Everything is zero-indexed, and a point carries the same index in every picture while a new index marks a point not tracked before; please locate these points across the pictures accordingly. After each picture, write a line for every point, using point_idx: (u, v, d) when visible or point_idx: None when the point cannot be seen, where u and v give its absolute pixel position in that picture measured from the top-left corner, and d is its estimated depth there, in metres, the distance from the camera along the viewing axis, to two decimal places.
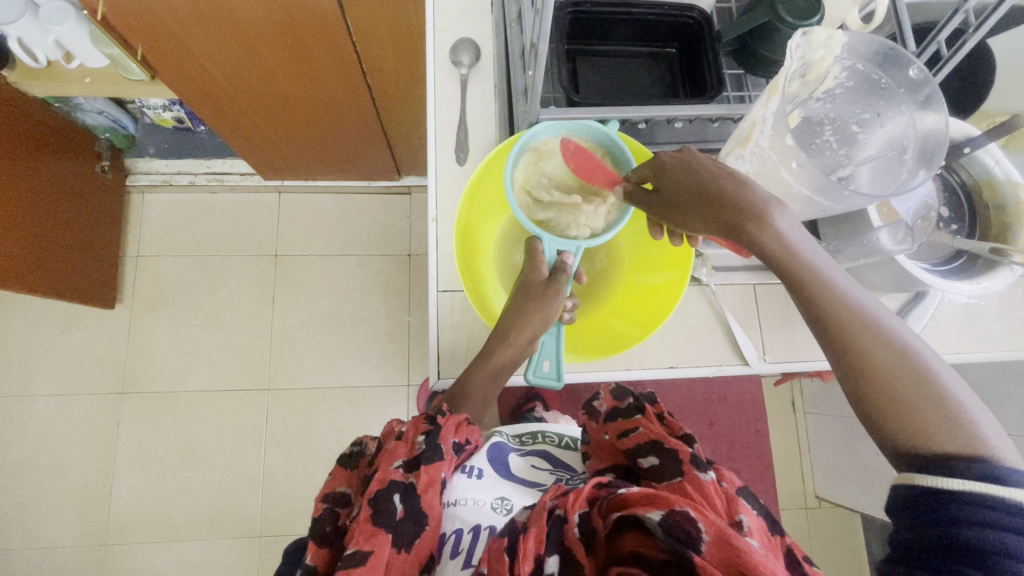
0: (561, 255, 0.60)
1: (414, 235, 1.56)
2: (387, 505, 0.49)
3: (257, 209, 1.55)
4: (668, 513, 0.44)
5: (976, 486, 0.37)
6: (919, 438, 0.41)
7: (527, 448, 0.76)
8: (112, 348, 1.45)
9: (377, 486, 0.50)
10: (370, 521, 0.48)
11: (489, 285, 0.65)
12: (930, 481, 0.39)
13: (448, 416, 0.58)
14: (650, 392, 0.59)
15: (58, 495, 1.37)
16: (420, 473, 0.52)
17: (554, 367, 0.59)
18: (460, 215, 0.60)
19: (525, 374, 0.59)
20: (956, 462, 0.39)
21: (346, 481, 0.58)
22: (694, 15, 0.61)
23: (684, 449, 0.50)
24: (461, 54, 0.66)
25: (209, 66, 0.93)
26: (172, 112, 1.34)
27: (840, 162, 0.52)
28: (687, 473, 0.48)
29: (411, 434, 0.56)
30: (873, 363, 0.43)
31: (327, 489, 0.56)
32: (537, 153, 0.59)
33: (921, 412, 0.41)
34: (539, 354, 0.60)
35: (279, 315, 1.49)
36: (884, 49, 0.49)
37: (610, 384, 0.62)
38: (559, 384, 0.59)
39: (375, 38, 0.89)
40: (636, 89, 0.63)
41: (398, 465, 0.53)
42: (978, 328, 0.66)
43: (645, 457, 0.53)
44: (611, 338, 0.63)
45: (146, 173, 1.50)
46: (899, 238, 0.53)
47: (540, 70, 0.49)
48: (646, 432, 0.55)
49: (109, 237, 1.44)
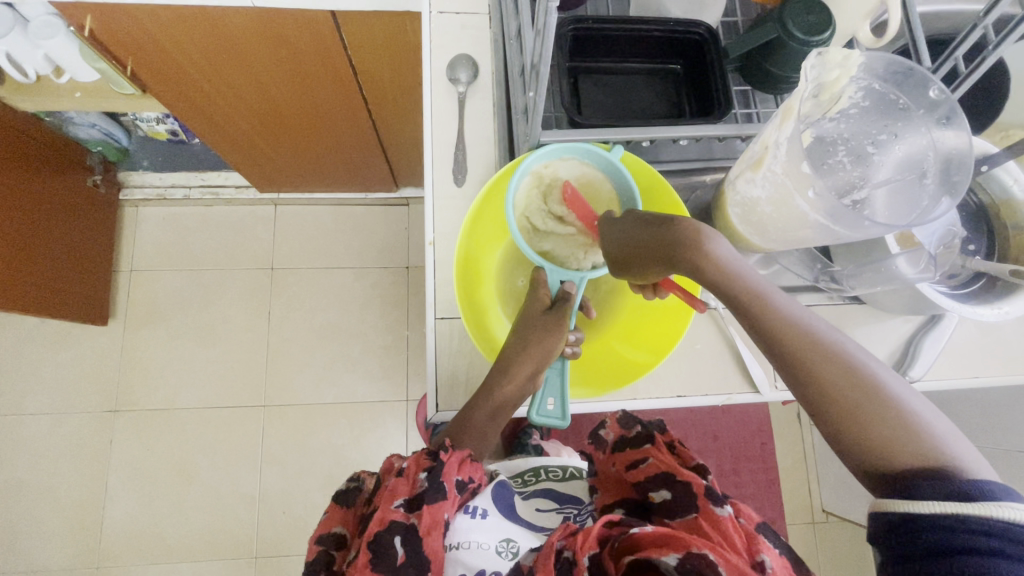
0: (564, 285, 0.59)
1: (412, 247, 1.54)
2: (388, 550, 0.48)
3: (252, 221, 1.52)
4: (686, 556, 0.42)
5: (951, 506, 0.35)
6: (885, 458, 0.39)
7: (530, 488, 0.74)
8: (105, 364, 1.42)
9: (377, 528, 0.49)
10: (369, 567, 0.47)
11: (491, 314, 0.63)
12: (904, 506, 0.36)
13: (450, 451, 0.55)
14: (659, 418, 0.56)
15: (50, 517, 1.34)
16: (423, 515, 0.50)
17: (559, 406, 0.57)
18: (461, 239, 0.58)
19: (528, 413, 0.56)
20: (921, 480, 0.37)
21: (341, 521, 0.56)
22: (700, 32, 0.58)
23: (698, 481, 0.48)
24: (459, 71, 0.64)
25: (201, 80, 0.91)
26: (165, 125, 1.31)
27: (854, 184, 0.50)
28: (702, 508, 0.46)
29: (412, 470, 0.53)
30: (824, 386, 0.40)
31: (321, 530, 0.55)
32: (540, 179, 0.58)
33: (877, 429, 0.39)
34: (543, 393, 0.57)
35: (276, 329, 1.47)
36: (901, 68, 0.47)
37: (617, 412, 0.59)
38: (565, 424, 0.56)
39: (370, 52, 0.87)
40: (640, 107, 0.61)
41: (398, 505, 0.51)
42: (998, 351, 0.64)
43: (656, 489, 0.51)
44: (620, 367, 0.61)
45: (140, 186, 1.48)
46: (922, 267, 0.51)
47: (542, 92, 0.47)
48: (656, 463, 0.52)
49: (102, 251, 1.41)
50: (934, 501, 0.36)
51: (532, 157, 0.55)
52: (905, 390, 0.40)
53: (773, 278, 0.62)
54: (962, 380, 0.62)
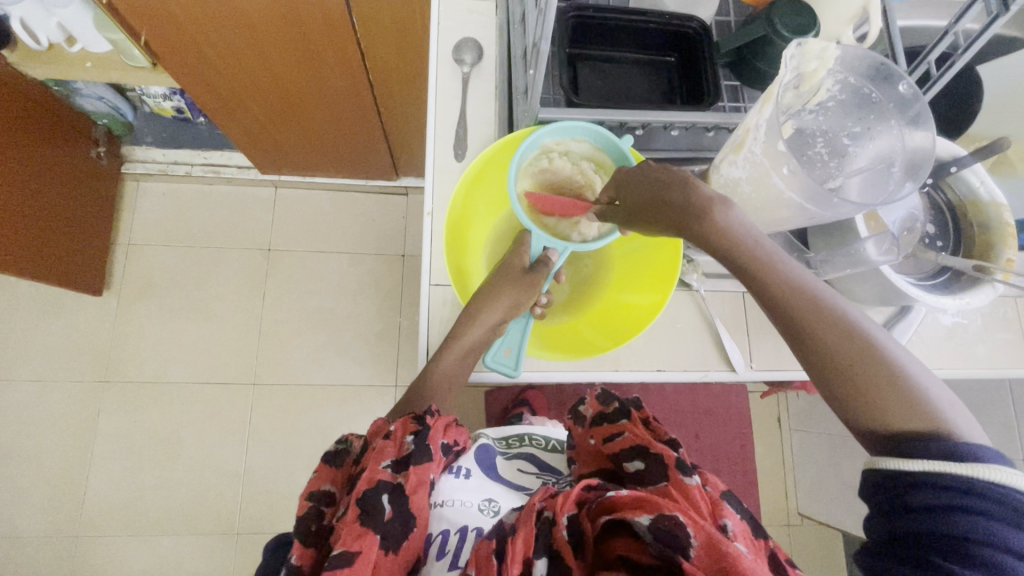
0: (546, 251, 0.64)
1: (409, 236, 1.56)
2: (376, 506, 0.48)
3: (253, 202, 1.54)
4: (656, 517, 0.43)
5: (930, 465, 0.39)
6: (883, 421, 0.42)
7: (513, 451, 0.76)
8: (97, 334, 1.43)
9: (366, 486, 0.49)
10: (358, 522, 0.47)
11: (472, 262, 0.67)
12: (887, 466, 0.41)
13: (436, 418, 0.58)
14: (636, 396, 0.58)
15: (32, 484, 1.34)
16: (409, 474, 0.51)
17: (513, 356, 0.60)
18: (462, 187, 0.60)
19: (483, 356, 0.60)
20: (916, 442, 0.40)
21: (331, 480, 0.55)
22: (694, 26, 0.62)
23: (669, 453, 0.49)
24: (464, 53, 0.68)
25: (212, 56, 0.93)
26: (172, 102, 1.34)
27: (830, 173, 0.53)
28: (671, 477, 0.48)
29: (399, 434, 0.55)
30: (830, 351, 0.44)
31: (311, 486, 0.54)
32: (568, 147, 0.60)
33: (869, 393, 0.42)
34: (503, 342, 0.61)
35: (269, 309, 1.48)
36: (876, 64, 0.51)
37: (593, 389, 0.60)
38: (516, 374, 0.60)
39: (382, 37, 0.90)
40: (635, 96, 0.64)
41: (386, 466, 0.51)
42: (960, 345, 0.67)
43: (630, 461, 0.53)
44: (578, 343, 0.63)
45: (143, 161, 1.49)
46: (885, 249, 0.53)
47: (540, 70, 0.50)
48: (631, 437, 0.53)
49: (100, 223, 1.43)
50: (916, 462, 0.39)
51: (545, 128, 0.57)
52: (916, 363, 0.43)
53: None
54: (928, 369, 0.66)
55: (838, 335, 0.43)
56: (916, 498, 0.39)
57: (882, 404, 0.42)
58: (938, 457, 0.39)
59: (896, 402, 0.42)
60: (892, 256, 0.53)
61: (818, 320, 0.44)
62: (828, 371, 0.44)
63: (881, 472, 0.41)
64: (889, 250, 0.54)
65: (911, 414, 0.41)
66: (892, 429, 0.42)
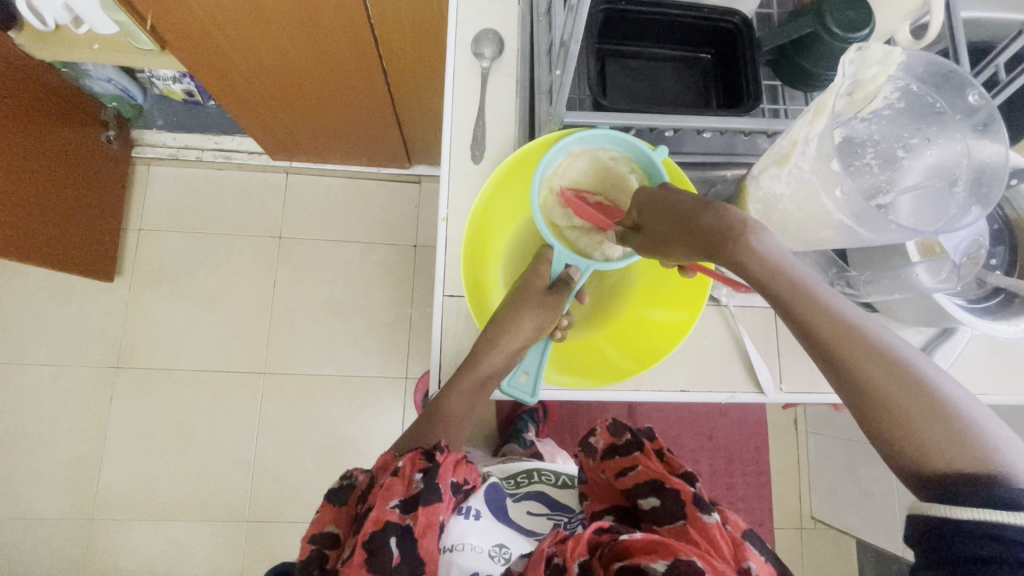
0: (568, 269, 0.60)
1: (421, 225, 1.53)
2: (382, 550, 0.46)
3: (263, 188, 1.52)
4: (673, 563, 0.42)
5: (985, 514, 0.35)
6: (928, 461, 0.38)
7: (522, 491, 0.75)
8: (110, 320, 1.43)
9: (373, 527, 0.47)
10: (365, 567, 0.45)
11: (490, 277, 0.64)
12: (930, 511, 0.37)
13: (446, 453, 0.55)
14: (647, 427, 0.57)
15: (47, 467, 1.36)
16: (418, 515, 0.49)
17: (530, 381, 0.57)
18: (481, 200, 0.57)
19: (500, 381, 0.57)
20: (966, 487, 0.37)
21: (335, 520, 0.53)
22: (734, 20, 0.57)
23: (686, 488, 0.49)
24: (484, 45, 0.63)
25: (221, 40, 0.89)
26: (182, 84, 1.30)
27: (880, 187, 0.49)
28: (689, 515, 0.47)
29: (408, 470, 0.53)
30: (870, 384, 0.40)
31: (315, 528, 0.52)
32: (596, 159, 0.56)
33: (915, 428, 0.39)
34: (519, 366, 0.58)
35: (280, 297, 1.47)
36: (942, 70, 0.46)
37: (606, 419, 0.60)
38: (532, 400, 0.57)
39: (396, 22, 0.86)
40: (665, 96, 0.59)
41: (394, 506, 0.49)
42: (1007, 369, 0.63)
43: (645, 497, 0.52)
44: (600, 365, 0.59)
45: (153, 145, 1.46)
46: (942, 277, 0.50)
47: (568, 72, 0.46)
48: (644, 470, 0.53)
49: (111, 207, 1.41)
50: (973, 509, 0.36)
51: (571, 138, 0.53)
52: (965, 398, 0.39)
53: None
54: (970, 395, 0.62)
55: (880, 365, 0.39)
56: (965, 548, 0.35)
57: (929, 440, 0.38)
58: (992, 503, 0.36)
59: (945, 439, 0.38)
60: (953, 284, 0.50)
61: (861, 346, 0.40)
62: (867, 405, 0.40)
63: (925, 519, 0.37)
64: (949, 277, 0.50)
65: (962, 454, 0.37)
66: (940, 470, 0.38)
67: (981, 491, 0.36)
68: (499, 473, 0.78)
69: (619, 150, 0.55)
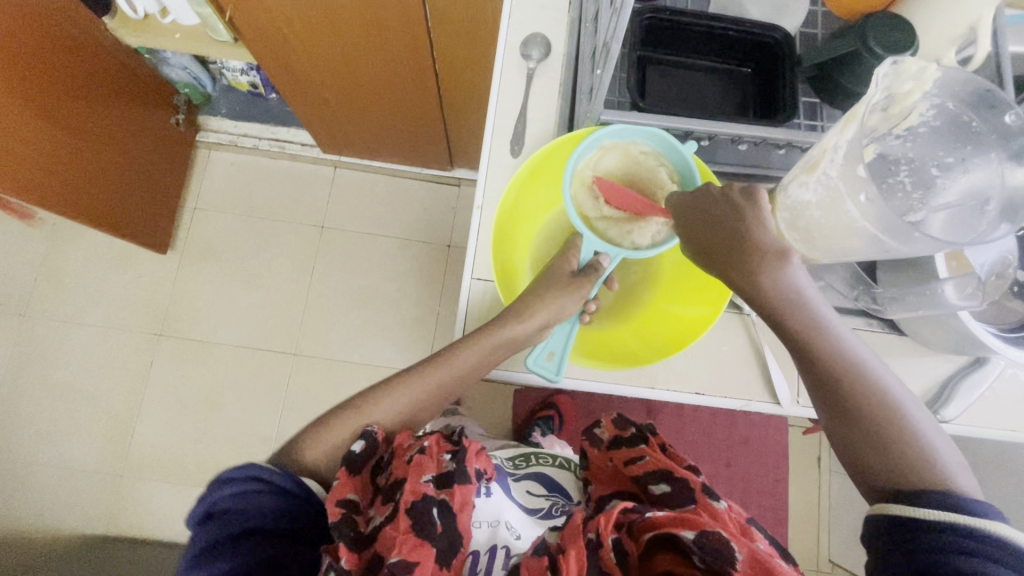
0: (597, 256, 0.62)
1: (456, 226, 1.57)
2: (426, 520, 0.48)
3: (312, 179, 1.60)
4: (700, 532, 0.43)
5: (941, 514, 0.40)
6: (889, 473, 0.44)
7: (521, 471, 0.77)
8: (159, 290, 1.52)
9: (412, 497, 0.49)
10: (412, 532, 0.47)
11: (519, 263, 0.66)
12: (893, 510, 0.42)
13: (472, 439, 0.57)
14: (651, 422, 0.58)
15: (87, 422, 1.44)
16: (454, 492, 0.50)
17: (556, 362, 0.59)
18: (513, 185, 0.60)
19: (526, 357, 0.59)
20: (924, 494, 0.42)
21: (356, 488, 0.52)
22: (777, 36, 0.59)
23: (695, 478, 0.50)
24: (531, 48, 0.67)
25: (289, 35, 0.96)
26: (249, 77, 1.40)
27: (912, 205, 0.48)
28: (699, 501, 0.48)
29: (435, 450, 0.54)
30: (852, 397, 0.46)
31: (339, 492, 0.51)
32: (628, 152, 0.58)
33: (882, 440, 0.45)
34: (546, 345, 0.59)
35: (316, 284, 1.53)
36: (980, 90, 0.46)
37: (613, 413, 0.61)
38: (556, 379, 0.58)
39: (451, 27, 0.91)
40: (703, 105, 0.61)
41: (428, 481, 0.51)
42: None
43: (655, 483, 0.52)
44: (625, 354, 0.60)
45: (216, 131, 1.57)
46: (967, 293, 0.50)
47: (609, 70, 0.48)
48: (652, 461, 0.54)
49: (173, 186, 1.52)
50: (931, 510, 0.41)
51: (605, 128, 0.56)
52: (928, 426, 0.46)
53: None
54: (998, 429, 0.60)
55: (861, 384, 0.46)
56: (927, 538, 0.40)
57: (892, 451, 0.45)
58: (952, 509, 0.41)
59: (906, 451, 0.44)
60: (977, 301, 0.49)
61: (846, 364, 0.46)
62: (848, 416, 0.46)
63: (888, 516, 0.42)
64: (974, 293, 0.50)
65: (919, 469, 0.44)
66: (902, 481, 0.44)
67: (939, 499, 0.42)
68: (500, 453, 0.81)
69: (651, 144, 0.57)
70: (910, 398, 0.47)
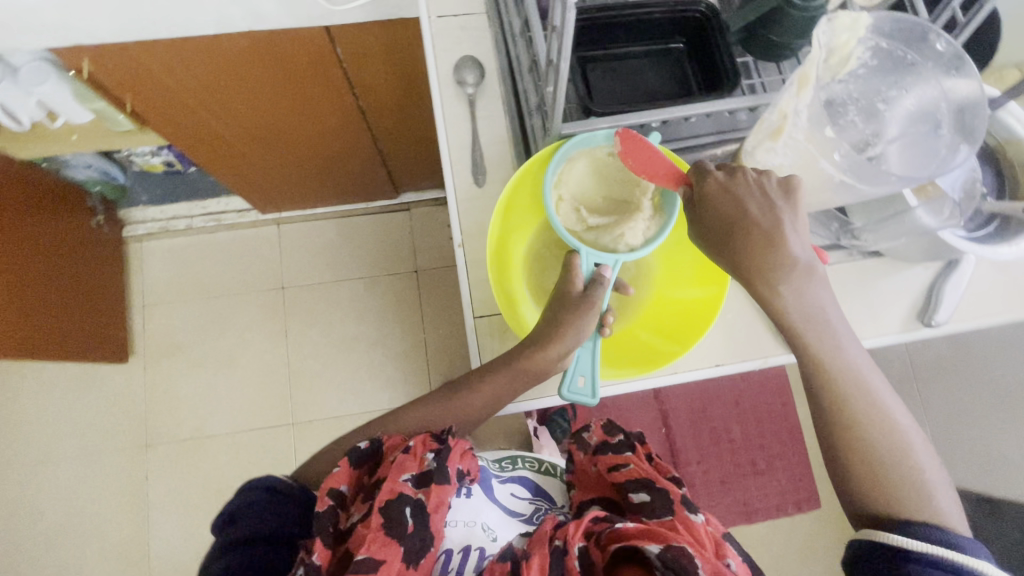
0: (599, 268, 0.56)
1: (419, 250, 1.54)
2: (399, 518, 0.50)
3: (259, 243, 1.53)
4: (666, 547, 0.44)
5: (921, 546, 0.48)
6: (883, 500, 0.51)
7: (508, 473, 0.80)
8: (131, 400, 1.43)
9: (389, 496, 0.51)
10: (382, 530, 0.49)
11: (523, 299, 0.63)
12: (879, 538, 0.50)
13: (456, 440, 0.59)
14: (638, 430, 0.61)
15: (95, 556, 1.35)
16: (430, 492, 0.53)
17: (588, 383, 0.57)
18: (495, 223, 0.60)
19: (561, 388, 0.57)
20: (912, 526, 0.50)
21: (348, 480, 0.54)
22: (701, 8, 0.60)
23: (676, 490, 0.52)
24: (465, 72, 0.65)
25: (200, 109, 0.91)
26: (162, 156, 1.24)
27: (868, 141, 0.51)
28: (677, 513, 0.50)
29: (420, 449, 0.56)
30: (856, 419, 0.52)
31: (333, 482, 0.53)
32: (595, 159, 0.58)
33: (882, 467, 0.52)
34: (574, 370, 0.57)
35: (294, 347, 1.48)
36: (908, 25, 0.50)
37: (600, 418, 0.63)
38: (594, 401, 0.56)
39: (369, 63, 0.87)
40: (648, 90, 0.62)
41: (407, 480, 0.53)
42: (1016, 287, 0.65)
43: (635, 492, 0.55)
44: (644, 351, 0.61)
45: (142, 221, 1.48)
46: (946, 215, 0.53)
47: (560, 87, 0.48)
48: (635, 470, 0.57)
49: (114, 290, 1.42)
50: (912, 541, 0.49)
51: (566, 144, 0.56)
52: (917, 456, 0.53)
53: None
54: (985, 317, 0.65)
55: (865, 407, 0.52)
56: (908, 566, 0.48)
57: (887, 477, 0.52)
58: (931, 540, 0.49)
59: (895, 486, 0.51)
60: (957, 221, 0.53)
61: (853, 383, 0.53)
62: (852, 442, 0.53)
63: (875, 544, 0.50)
64: (953, 214, 0.54)
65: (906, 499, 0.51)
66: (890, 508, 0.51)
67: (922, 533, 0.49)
68: (486, 457, 0.83)
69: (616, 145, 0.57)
70: (906, 425, 0.53)
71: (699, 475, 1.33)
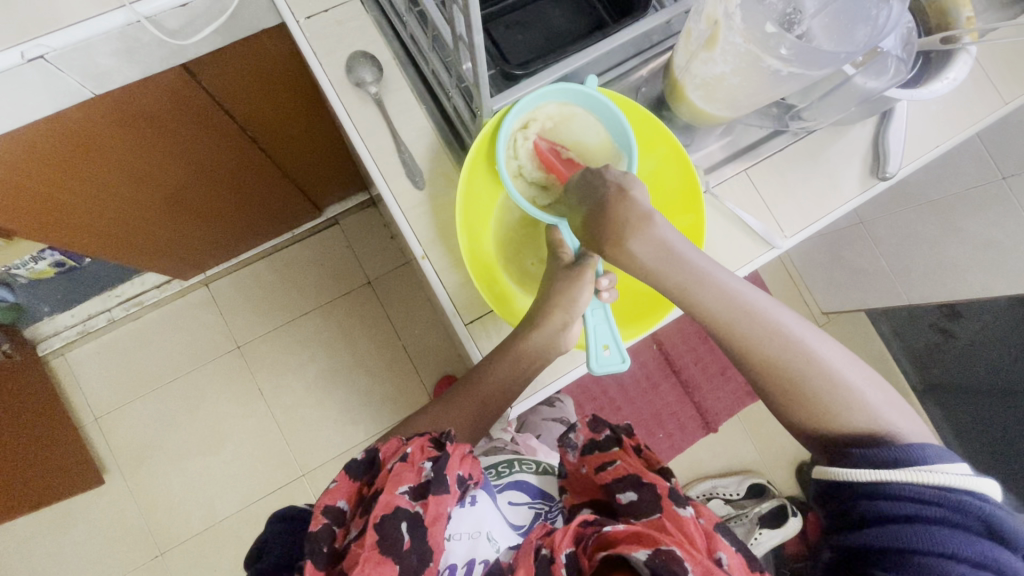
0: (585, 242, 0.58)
1: (364, 260, 1.46)
2: (393, 535, 0.46)
3: (194, 310, 1.40)
4: (654, 552, 0.46)
5: (880, 474, 0.47)
6: (831, 427, 0.53)
7: (502, 481, 0.76)
8: (125, 516, 1.33)
9: (383, 511, 0.47)
10: (377, 548, 0.45)
11: (511, 285, 0.62)
12: (837, 476, 0.50)
13: (455, 443, 0.54)
14: (625, 424, 0.62)
15: None
16: (427, 504, 0.49)
17: (615, 350, 0.56)
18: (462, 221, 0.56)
19: (590, 365, 0.55)
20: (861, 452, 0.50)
21: (345, 493, 0.51)
22: None
23: (663, 483, 0.53)
24: (361, 72, 0.58)
25: (73, 197, 0.78)
26: (47, 259, 1.06)
27: (795, 20, 0.51)
28: (666, 508, 0.51)
29: (417, 457, 0.52)
30: (758, 348, 0.54)
31: (328, 499, 0.50)
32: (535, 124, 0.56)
33: (813, 393, 0.53)
34: (596, 341, 0.56)
35: (274, 401, 1.40)
36: None
37: (585, 416, 0.63)
38: (627, 364, 0.55)
39: (246, 89, 0.77)
40: (559, 32, 0.59)
41: (404, 491, 0.49)
42: (948, 115, 0.68)
43: (622, 491, 0.55)
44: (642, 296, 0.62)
45: (56, 333, 1.33)
46: (894, 73, 0.56)
47: (479, 61, 0.43)
48: (623, 465, 0.57)
49: (57, 415, 1.29)
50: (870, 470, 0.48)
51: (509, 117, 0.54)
52: (842, 366, 0.54)
53: (740, 136, 0.66)
54: (929, 153, 0.67)
55: (762, 333, 0.54)
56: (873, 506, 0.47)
57: (821, 403, 0.53)
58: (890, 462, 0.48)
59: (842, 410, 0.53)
60: (903, 75, 0.56)
61: (733, 312, 0.54)
62: (778, 379, 0.54)
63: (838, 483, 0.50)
64: (897, 70, 0.56)
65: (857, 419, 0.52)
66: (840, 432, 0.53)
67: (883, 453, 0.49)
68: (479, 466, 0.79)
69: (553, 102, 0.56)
70: (806, 334, 0.55)
71: (700, 374, 1.37)
